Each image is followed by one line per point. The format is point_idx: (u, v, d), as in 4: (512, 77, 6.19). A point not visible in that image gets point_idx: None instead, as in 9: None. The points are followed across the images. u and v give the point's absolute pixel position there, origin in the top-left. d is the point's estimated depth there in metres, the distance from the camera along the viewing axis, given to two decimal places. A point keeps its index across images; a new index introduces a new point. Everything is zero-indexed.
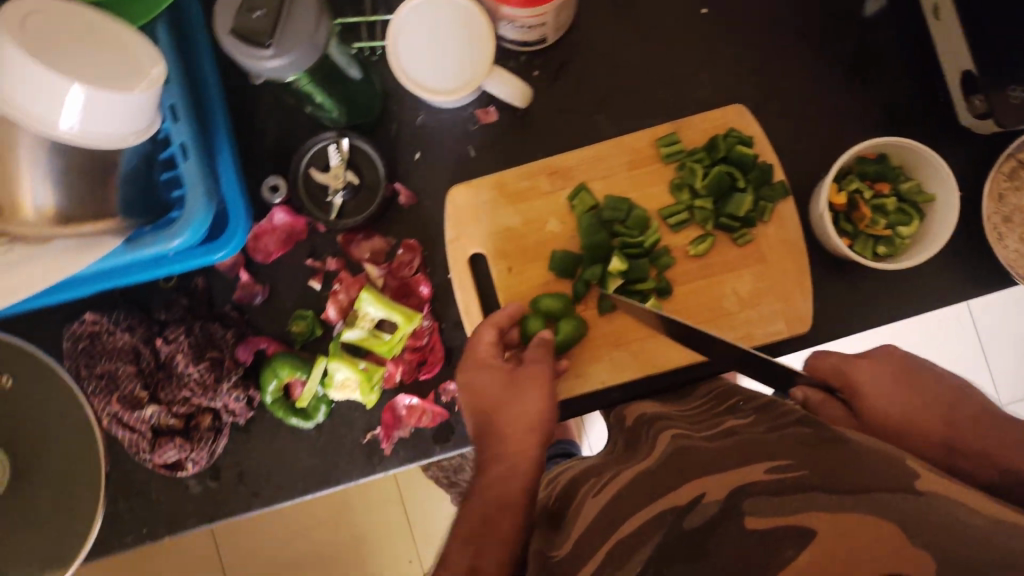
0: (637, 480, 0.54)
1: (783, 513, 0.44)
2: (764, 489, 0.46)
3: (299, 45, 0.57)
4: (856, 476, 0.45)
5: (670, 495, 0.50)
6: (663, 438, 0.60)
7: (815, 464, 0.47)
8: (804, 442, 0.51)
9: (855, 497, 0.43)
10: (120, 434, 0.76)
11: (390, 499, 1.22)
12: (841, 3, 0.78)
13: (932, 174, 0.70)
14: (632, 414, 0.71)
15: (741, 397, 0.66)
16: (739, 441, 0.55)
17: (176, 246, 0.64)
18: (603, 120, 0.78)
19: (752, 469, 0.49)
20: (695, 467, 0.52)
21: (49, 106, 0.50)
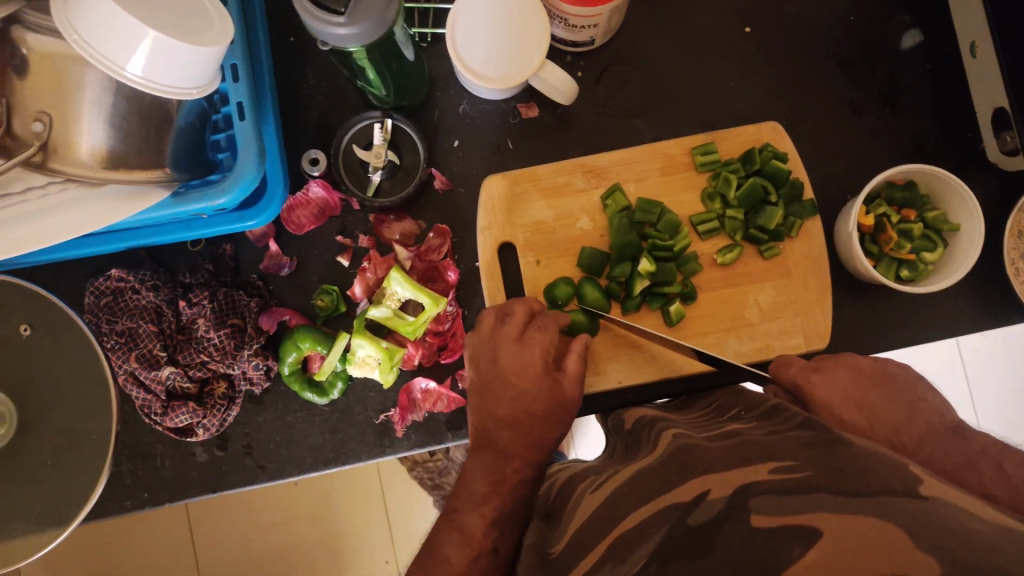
0: (639, 476, 0.53)
1: (785, 512, 0.41)
2: (769, 488, 0.44)
3: (369, 17, 0.58)
4: (863, 479, 0.42)
5: (673, 493, 0.48)
6: (663, 439, 0.58)
7: (820, 465, 0.44)
8: (807, 443, 0.48)
9: (859, 501, 0.40)
10: (134, 394, 0.75)
11: (370, 496, 1.21)
12: (879, 34, 0.80)
13: (958, 205, 0.72)
14: (632, 416, 0.70)
15: (744, 404, 0.63)
16: (740, 442, 0.52)
17: (222, 204, 0.66)
18: (641, 125, 0.80)
19: (755, 469, 0.47)
20: (694, 466, 0.50)
21: (120, 48, 0.52)
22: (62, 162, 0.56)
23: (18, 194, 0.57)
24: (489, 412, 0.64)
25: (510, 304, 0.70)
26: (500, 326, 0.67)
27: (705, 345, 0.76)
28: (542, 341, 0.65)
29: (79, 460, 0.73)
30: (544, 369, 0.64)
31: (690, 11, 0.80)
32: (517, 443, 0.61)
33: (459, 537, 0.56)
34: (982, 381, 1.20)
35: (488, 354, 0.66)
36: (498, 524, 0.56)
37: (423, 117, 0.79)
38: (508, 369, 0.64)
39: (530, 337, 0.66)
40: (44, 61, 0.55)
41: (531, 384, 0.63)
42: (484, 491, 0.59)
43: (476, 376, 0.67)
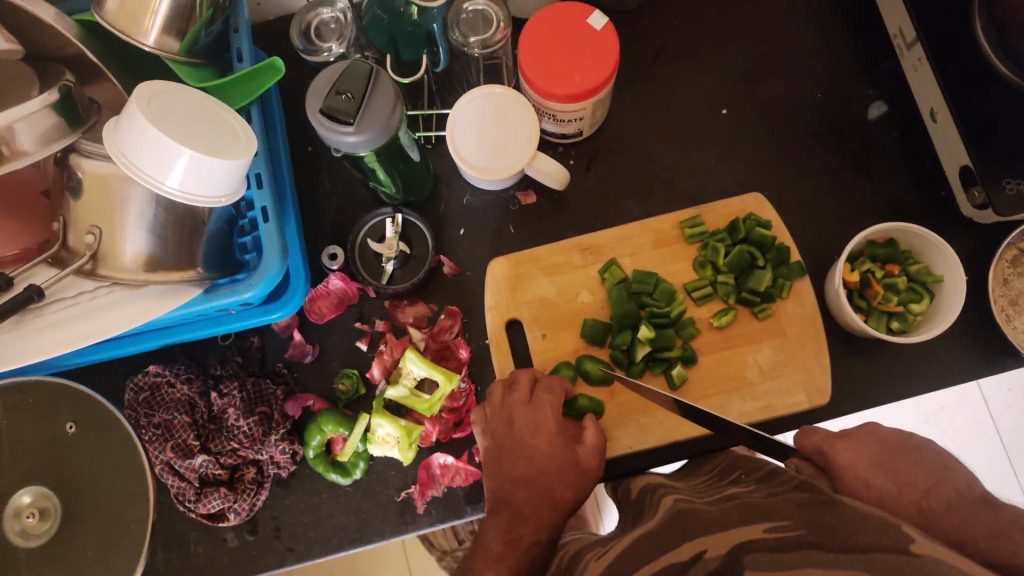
0: (640, 540, 0.56)
1: (778, 569, 0.46)
2: (763, 546, 0.49)
3: (376, 124, 0.66)
4: (850, 536, 0.47)
5: (670, 553, 0.52)
6: (664, 504, 0.62)
7: (811, 523, 0.49)
8: (801, 503, 0.53)
9: (849, 557, 0.45)
10: (169, 483, 0.80)
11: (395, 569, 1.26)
12: (846, 107, 0.87)
13: (938, 257, 0.76)
14: (637, 486, 0.72)
15: (745, 469, 0.67)
16: (738, 504, 0.57)
17: (249, 297, 0.72)
18: (631, 204, 0.86)
19: (749, 529, 0.52)
20: (692, 528, 0.54)
21: (161, 167, 0.60)
22: (110, 269, 0.64)
23: (70, 298, 0.64)
24: (506, 473, 0.69)
25: (517, 375, 0.76)
26: (508, 393, 0.74)
27: (709, 406, 0.79)
28: (551, 402, 0.73)
29: (119, 550, 0.78)
30: (555, 428, 0.71)
31: (669, 98, 0.88)
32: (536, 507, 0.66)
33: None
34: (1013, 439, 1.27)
35: (502, 419, 0.73)
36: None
37: (431, 210, 0.87)
38: (522, 429, 0.71)
39: (540, 398, 0.73)
40: (97, 181, 0.63)
41: (545, 442, 0.70)
42: (499, 550, 0.61)
43: (488, 441, 0.73)
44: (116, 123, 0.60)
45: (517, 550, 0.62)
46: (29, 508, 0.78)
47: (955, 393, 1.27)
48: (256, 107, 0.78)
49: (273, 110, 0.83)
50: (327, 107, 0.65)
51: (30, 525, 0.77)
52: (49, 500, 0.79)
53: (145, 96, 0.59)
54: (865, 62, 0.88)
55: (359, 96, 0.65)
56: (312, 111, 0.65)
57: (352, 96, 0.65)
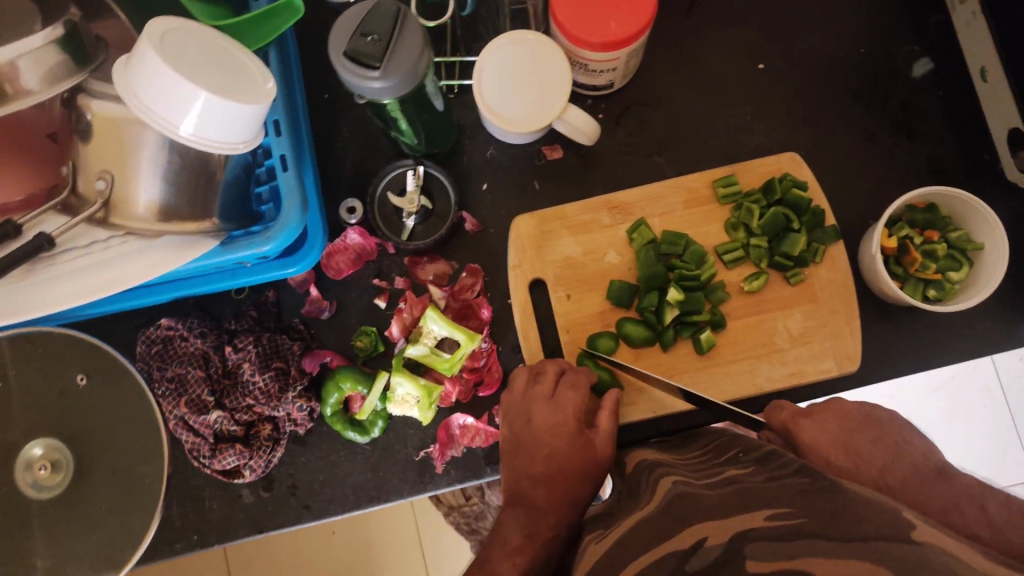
0: (638, 526, 0.57)
1: (779, 558, 0.46)
2: (764, 534, 0.49)
3: (402, 72, 0.62)
4: (852, 526, 0.46)
5: (672, 541, 0.53)
6: (662, 486, 0.63)
7: (811, 512, 0.50)
8: (803, 491, 0.53)
9: (851, 544, 0.45)
10: (184, 438, 0.78)
11: (406, 526, 1.27)
12: (890, 63, 0.83)
13: (980, 224, 0.73)
14: (632, 459, 0.73)
15: (742, 445, 0.67)
16: (738, 489, 0.57)
17: (267, 250, 0.69)
18: (662, 161, 0.83)
19: (751, 516, 0.52)
20: (691, 515, 0.55)
21: (176, 110, 0.57)
22: (123, 217, 0.61)
23: (82, 247, 0.61)
24: (523, 471, 0.68)
25: (543, 365, 0.76)
26: (533, 386, 0.73)
27: (737, 372, 0.77)
28: (574, 400, 0.71)
29: (133, 505, 0.77)
30: (575, 428, 0.69)
31: (705, 50, 0.84)
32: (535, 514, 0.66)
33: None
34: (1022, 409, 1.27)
35: (523, 415, 0.72)
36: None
37: (453, 163, 0.83)
38: (544, 429, 0.70)
39: (563, 395, 0.72)
40: (106, 123, 0.60)
41: (564, 441, 0.68)
42: (518, 543, 0.60)
43: (509, 433, 0.73)
44: (127, 60, 0.57)
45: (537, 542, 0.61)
46: (40, 461, 0.77)
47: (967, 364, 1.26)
48: (273, 49, 0.73)
49: (290, 52, 0.79)
50: (351, 49, 0.61)
51: (42, 478, 0.76)
52: (63, 453, 0.78)
53: (158, 31, 0.56)
54: (912, 16, 0.83)
55: (385, 40, 0.61)
56: (336, 55, 0.62)
57: (378, 38, 0.61)
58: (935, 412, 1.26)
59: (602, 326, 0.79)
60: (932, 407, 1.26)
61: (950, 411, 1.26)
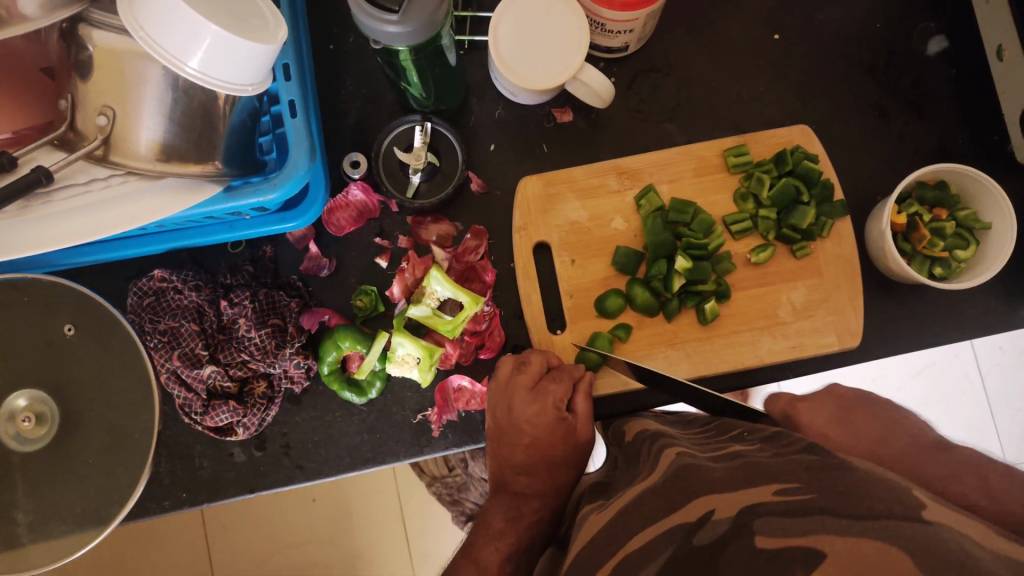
0: (642, 498, 0.58)
1: (789, 535, 0.46)
2: (772, 510, 0.49)
3: (420, 18, 0.59)
4: (863, 502, 0.46)
5: (676, 515, 0.54)
6: (666, 456, 0.63)
7: (822, 488, 0.49)
8: (808, 466, 0.53)
9: (865, 523, 0.44)
10: (175, 393, 0.76)
11: (387, 492, 1.27)
12: (906, 39, 0.82)
13: (990, 204, 0.73)
14: (632, 431, 0.73)
15: (744, 428, 0.66)
16: (742, 464, 0.57)
17: (274, 199, 0.66)
18: (673, 129, 0.82)
19: (759, 491, 0.52)
20: (696, 487, 0.56)
21: (186, 48, 0.54)
22: (123, 156, 0.58)
23: (80, 186, 0.58)
24: (509, 458, 0.69)
25: (529, 356, 0.73)
26: (515, 374, 0.71)
27: (740, 343, 0.77)
28: (556, 391, 0.70)
29: (120, 461, 0.75)
30: (556, 417, 0.68)
31: (721, 19, 0.83)
32: (535, 487, 0.67)
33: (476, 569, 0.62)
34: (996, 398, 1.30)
35: (504, 402, 0.71)
36: (511, 559, 0.63)
37: (460, 122, 0.81)
38: (525, 418, 0.69)
39: (545, 387, 0.70)
40: (108, 57, 0.57)
41: (545, 430, 0.68)
42: (501, 527, 0.65)
43: (493, 420, 0.72)
44: None
45: (520, 526, 0.65)
46: (24, 412, 0.74)
47: (947, 352, 1.28)
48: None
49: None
50: None
51: (27, 430, 0.74)
52: (47, 404, 0.75)
53: None
54: None
55: None
56: None
57: None
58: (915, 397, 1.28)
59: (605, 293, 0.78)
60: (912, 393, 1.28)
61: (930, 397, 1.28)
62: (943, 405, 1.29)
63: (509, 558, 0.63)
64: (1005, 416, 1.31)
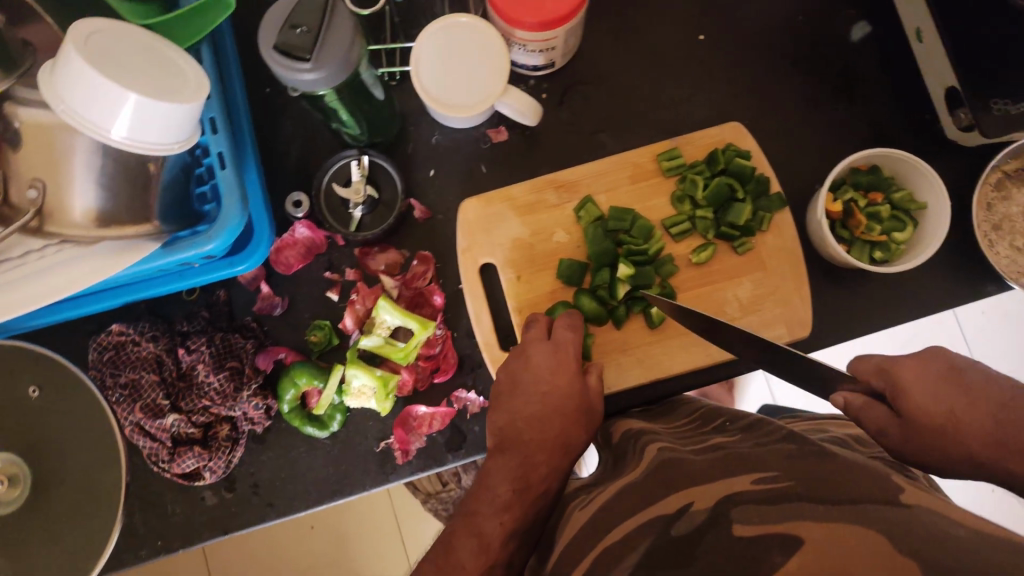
0: (624, 491, 0.58)
1: (771, 519, 0.49)
2: (749, 498, 0.52)
3: (332, 61, 0.61)
4: (847, 487, 0.51)
5: (659, 505, 0.55)
6: (648, 452, 0.64)
7: (799, 475, 0.54)
8: (789, 455, 0.57)
9: (842, 507, 0.49)
10: (141, 443, 0.78)
11: (383, 516, 1.28)
12: (829, 28, 0.83)
13: (923, 184, 0.74)
14: (618, 431, 0.74)
15: (727, 416, 0.71)
16: (723, 455, 0.61)
17: (210, 250, 0.68)
18: (608, 138, 0.83)
19: (739, 479, 0.55)
20: (680, 480, 0.57)
21: (108, 115, 0.55)
22: (59, 225, 0.59)
23: (16, 258, 0.59)
24: (516, 410, 0.67)
25: (535, 316, 0.76)
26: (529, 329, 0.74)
27: (689, 343, 0.78)
28: (570, 339, 0.72)
29: (93, 515, 0.77)
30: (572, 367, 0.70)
31: (645, 25, 0.84)
32: (542, 439, 0.64)
33: (477, 544, 0.56)
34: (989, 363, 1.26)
35: (520, 355, 0.72)
36: (516, 534, 0.56)
37: (398, 151, 0.83)
38: (539, 366, 0.70)
39: (559, 335, 0.72)
40: (36, 131, 0.58)
41: (561, 381, 0.69)
42: (506, 498, 0.59)
43: (498, 382, 0.72)
44: (52, 65, 0.55)
45: (527, 496, 0.60)
46: None
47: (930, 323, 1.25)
48: (206, 46, 0.72)
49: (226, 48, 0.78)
50: (281, 43, 0.60)
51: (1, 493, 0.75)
52: (19, 466, 0.76)
53: (82, 34, 0.54)
54: None
55: (315, 30, 0.60)
56: (265, 47, 0.61)
57: (308, 29, 0.60)
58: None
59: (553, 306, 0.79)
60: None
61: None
62: None
63: (513, 535, 0.56)
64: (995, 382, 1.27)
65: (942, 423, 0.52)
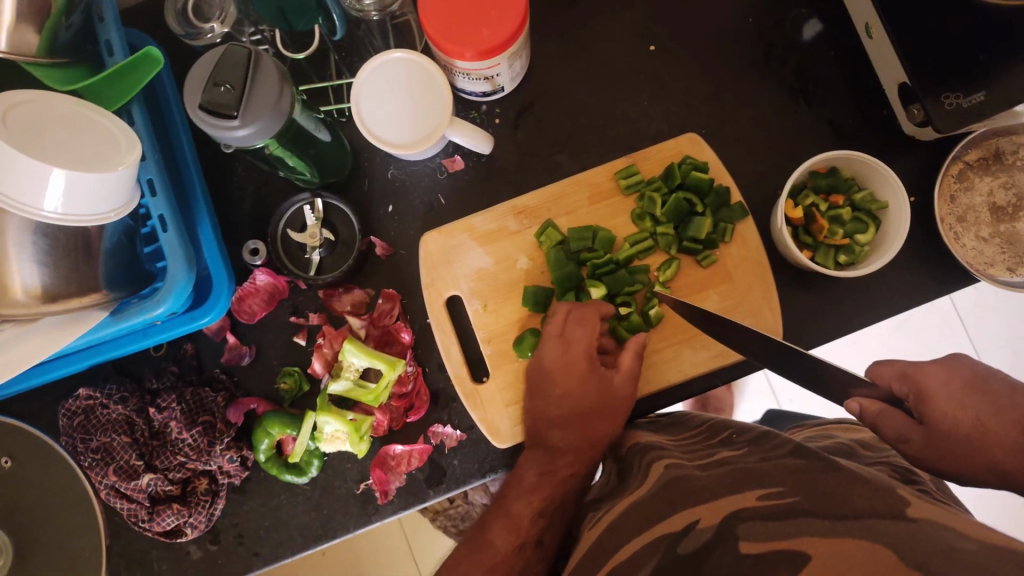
0: (626, 513, 0.58)
1: (774, 537, 0.47)
2: (756, 514, 0.50)
3: (264, 115, 0.60)
4: (844, 501, 0.49)
5: (662, 524, 0.54)
6: (655, 469, 0.62)
7: (805, 491, 0.51)
8: (798, 468, 0.55)
9: (844, 523, 0.47)
10: (117, 505, 0.77)
11: (394, 540, 1.28)
12: (780, 28, 0.82)
13: (883, 184, 0.73)
14: (627, 441, 0.72)
15: (733, 428, 0.68)
16: (732, 470, 0.58)
17: (160, 313, 0.67)
18: (566, 159, 0.82)
19: (744, 496, 0.53)
20: (687, 496, 0.56)
21: (34, 191, 0.54)
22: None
23: None
24: (542, 410, 0.71)
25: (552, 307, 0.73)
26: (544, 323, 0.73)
27: (660, 361, 0.77)
28: (583, 336, 0.71)
29: None
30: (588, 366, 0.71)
31: (594, 40, 0.83)
32: (564, 436, 0.71)
33: (509, 523, 0.69)
34: (983, 333, 1.24)
35: (535, 354, 0.72)
36: (543, 513, 0.69)
37: (355, 188, 0.82)
38: (554, 365, 0.71)
39: (571, 333, 0.71)
40: None
41: (577, 378, 0.70)
42: (534, 482, 0.70)
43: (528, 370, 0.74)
44: None
45: (553, 480, 0.70)
46: None
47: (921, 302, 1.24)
48: (138, 105, 0.70)
49: (168, 101, 0.77)
50: (205, 101, 0.58)
51: None
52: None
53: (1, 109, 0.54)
54: None
55: (240, 87, 0.59)
56: (191, 108, 0.59)
57: (232, 87, 0.59)
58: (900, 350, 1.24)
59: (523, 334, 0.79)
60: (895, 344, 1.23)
61: (919, 349, 1.22)
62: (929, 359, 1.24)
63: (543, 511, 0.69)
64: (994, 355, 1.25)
65: (971, 432, 0.51)
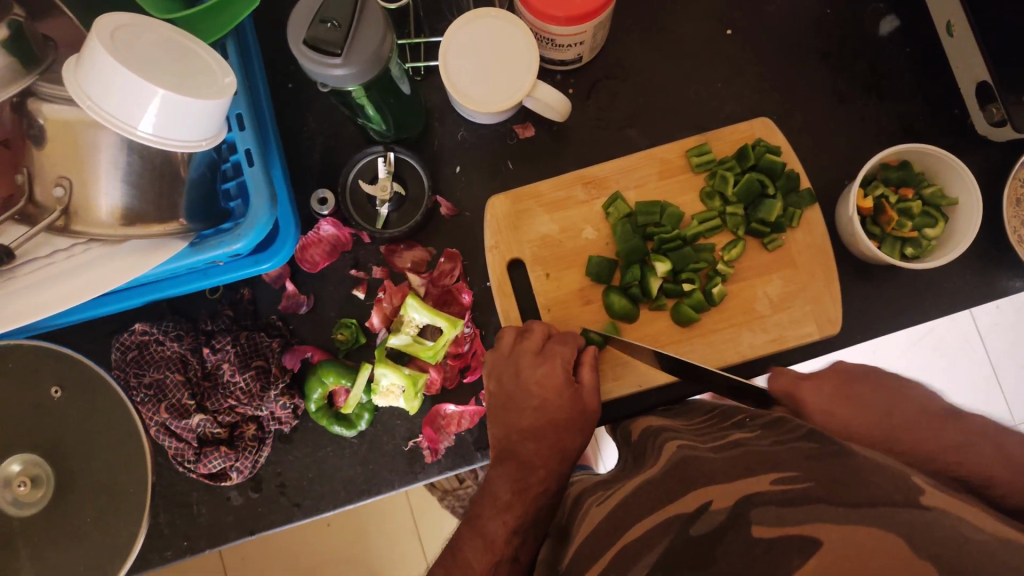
0: (642, 492, 0.55)
1: (782, 524, 0.44)
2: (769, 499, 0.46)
3: (364, 57, 0.60)
4: (860, 489, 0.44)
5: (677, 504, 0.51)
6: (668, 449, 0.60)
7: (820, 477, 0.47)
8: (810, 455, 0.50)
9: (860, 511, 0.42)
10: (166, 444, 0.77)
11: (402, 516, 1.27)
12: (858, 21, 0.82)
13: (954, 179, 0.73)
14: (637, 428, 0.72)
15: (747, 413, 0.64)
16: (744, 453, 0.54)
17: (238, 248, 0.68)
18: (635, 134, 0.82)
19: (757, 480, 0.49)
20: (695, 479, 0.53)
21: (132, 112, 0.53)
22: (84, 224, 0.57)
23: (44, 258, 0.57)
24: (515, 423, 0.68)
25: (529, 325, 0.74)
26: (520, 341, 0.72)
27: (720, 339, 0.77)
28: (563, 352, 0.71)
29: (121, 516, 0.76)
30: (564, 379, 0.69)
31: (673, 19, 0.83)
32: (541, 452, 0.66)
33: (482, 542, 0.59)
34: (1001, 352, 1.25)
35: (510, 368, 0.71)
36: (519, 531, 0.60)
37: (424, 147, 0.82)
38: (533, 380, 0.70)
39: (552, 350, 0.71)
40: (61, 129, 0.56)
41: (553, 394, 0.69)
42: (508, 498, 0.62)
43: (491, 392, 0.72)
44: (76, 60, 0.53)
45: (526, 499, 0.62)
46: (19, 477, 0.72)
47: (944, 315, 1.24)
48: (231, 41, 0.71)
49: (248, 41, 0.77)
50: (310, 37, 0.59)
51: (22, 494, 0.72)
52: (43, 468, 0.74)
53: (108, 28, 0.52)
54: None
55: (345, 25, 0.59)
56: (294, 41, 0.59)
57: (338, 24, 0.59)
58: (920, 364, 1.24)
59: (583, 303, 0.78)
60: (914, 357, 1.23)
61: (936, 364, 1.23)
62: (948, 375, 1.24)
63: (519, 529, 0.60)
64: (1009, 375, 1.25)
65: None
